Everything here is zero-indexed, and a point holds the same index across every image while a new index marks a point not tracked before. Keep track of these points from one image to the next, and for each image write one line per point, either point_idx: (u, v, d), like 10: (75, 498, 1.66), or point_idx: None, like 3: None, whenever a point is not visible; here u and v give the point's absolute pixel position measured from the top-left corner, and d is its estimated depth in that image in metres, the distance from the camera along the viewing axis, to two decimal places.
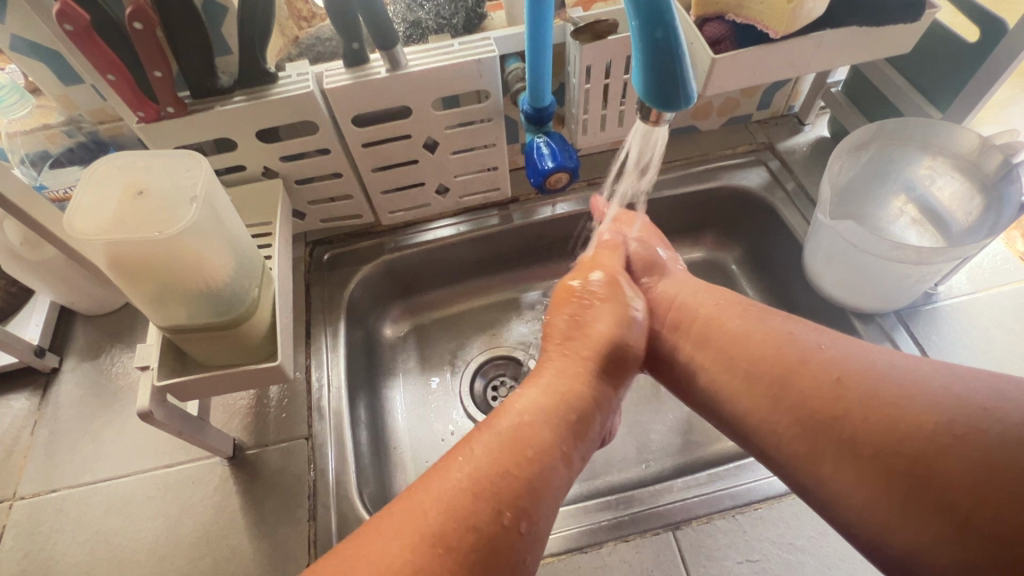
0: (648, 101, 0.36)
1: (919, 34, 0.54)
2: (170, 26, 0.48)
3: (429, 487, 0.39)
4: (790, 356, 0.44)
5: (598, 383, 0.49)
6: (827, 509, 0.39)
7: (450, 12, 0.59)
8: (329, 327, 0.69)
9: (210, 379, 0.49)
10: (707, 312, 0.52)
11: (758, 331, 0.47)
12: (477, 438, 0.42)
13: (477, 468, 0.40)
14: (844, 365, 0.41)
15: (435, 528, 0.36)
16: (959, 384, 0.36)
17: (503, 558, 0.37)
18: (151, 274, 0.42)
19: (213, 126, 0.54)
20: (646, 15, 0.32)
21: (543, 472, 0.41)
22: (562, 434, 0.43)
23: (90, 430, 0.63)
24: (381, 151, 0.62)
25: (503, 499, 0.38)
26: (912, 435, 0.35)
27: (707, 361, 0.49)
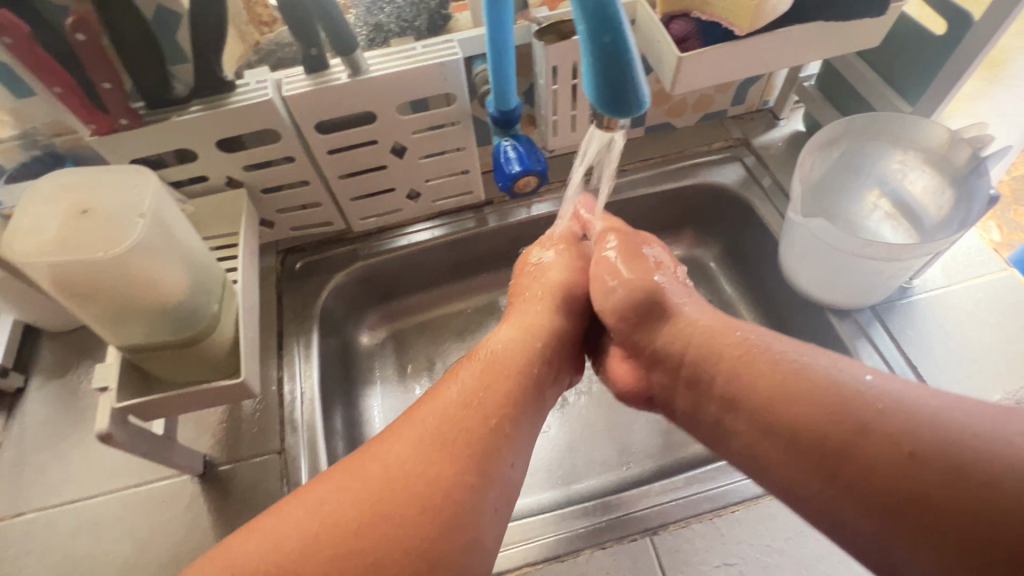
0: (600, 107, 0.35)
1: (886, 28, 0.54)
2: (118, 36, 0.46)
3: (426, 407, 0.42)
4: (828, 407, 0.38)
5: (558, 316, 0.54)
6: (826, 496, 0.36)
7: (412, 15, 0.58)
8: (302, 337, 0.67)
9: (172, 398, 0.47)
10: (732, 362, 0.44)
11: (791, 379, 0.40)
12: (460, 368, 0.46)
13: (464, 386, 0.44)
14: (859, 400, 0.37)
15: (431, 431, 0.40)
16: (958, 416, 0.34)
17: (495, 458, 0.39)
18: (101, 295, 0.41)
19: (170, 137, 0.53)
20: (592, 19, 0.32)
21: (523, 391, 0.45)
22: (536, 356, 0.48)
23: (57, 451, 0.61)
24: (348, 158, 0.61)
25: (488, 407, 0.42)
26: (901, 433, 0.35)
27: (728, 418, 0.44)
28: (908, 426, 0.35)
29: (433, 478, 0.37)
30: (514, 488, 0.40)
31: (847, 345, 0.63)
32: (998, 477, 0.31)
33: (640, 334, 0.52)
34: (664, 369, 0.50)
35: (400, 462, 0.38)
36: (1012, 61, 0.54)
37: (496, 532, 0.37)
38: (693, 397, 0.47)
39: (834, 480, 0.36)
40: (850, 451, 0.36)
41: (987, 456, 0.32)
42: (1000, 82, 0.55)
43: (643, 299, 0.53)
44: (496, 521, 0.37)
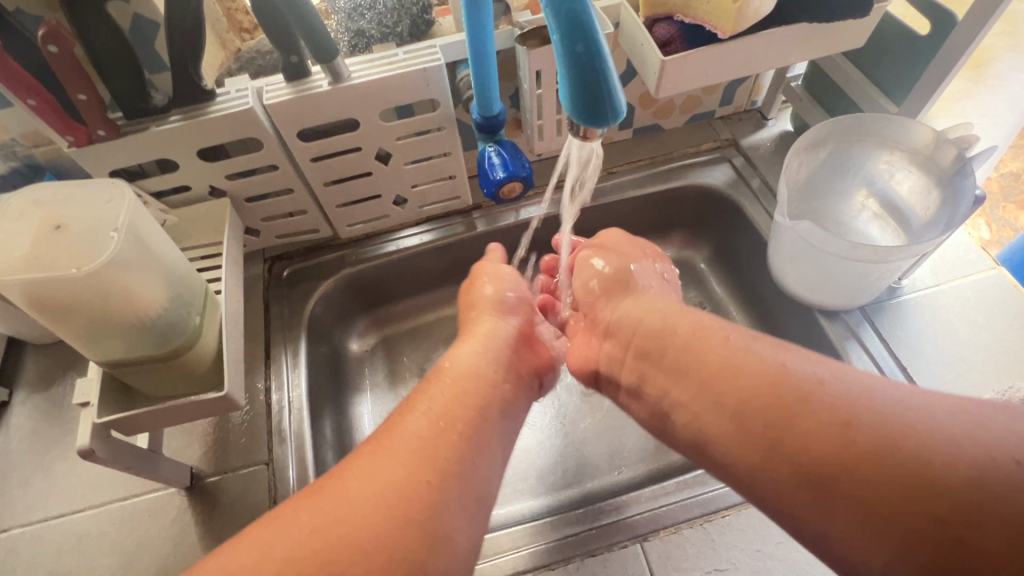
0: (576, 117, 0.35)
1: (870, 29, 0.53)
2: (92, 45, 0.45)
3: (385, 423, 0.44)
4: (778, 386, 0.40)
5: (507, 329, 0.58)
6: (777, 487, 0.38)
7: (393, 20, 0.57)
8: (289, 346, 0.67)
9: (155, 413, 0.46)
10: (683, 340, 0.48)
11: (745, 365, 0.42)
12: (426, 388, 0.48)
13: (431, 398, 0.46)
14: (807, 382, 0.39)
15: (403, 436, 0.42)
16: (915, 408, 0.35)
17: (451, 458, 0.41)
18: (76, 311, 0.40)
19: (150, 147, 0.52)
20: (565, 29, 0.31)
21: (474, 395, 0.47)
22: (500, 371, 0.52)
23: (43, 466, 0.60)
24: (332, 165, 0.61)
25: (439, 413, 0.44)
26: (838, 405, 0.37)
27: (681, 396, 0.46)
28: (845, 403, 0.37)
29: (403, 481, 0.38)
30: (478, 483, 0.42)
31: (836, 346, 0.63)
32: (930, 443, 0.33)
33: (605, 311, 0.60)
34: (616, 341, 0.56)
35: (368, 471, 0.39)
36: (996, 60, 0.54)
37: (462, 527, 0.39)
38: (639, 367, 0.52)
39: (779, 464, 0.37)
40: (794, 431, 0.37)
41: (925, 430, 0.34)
42: (985, 81, 0.55)
43: (615, 278, 0.62)
44: (461, 517, 0.39)
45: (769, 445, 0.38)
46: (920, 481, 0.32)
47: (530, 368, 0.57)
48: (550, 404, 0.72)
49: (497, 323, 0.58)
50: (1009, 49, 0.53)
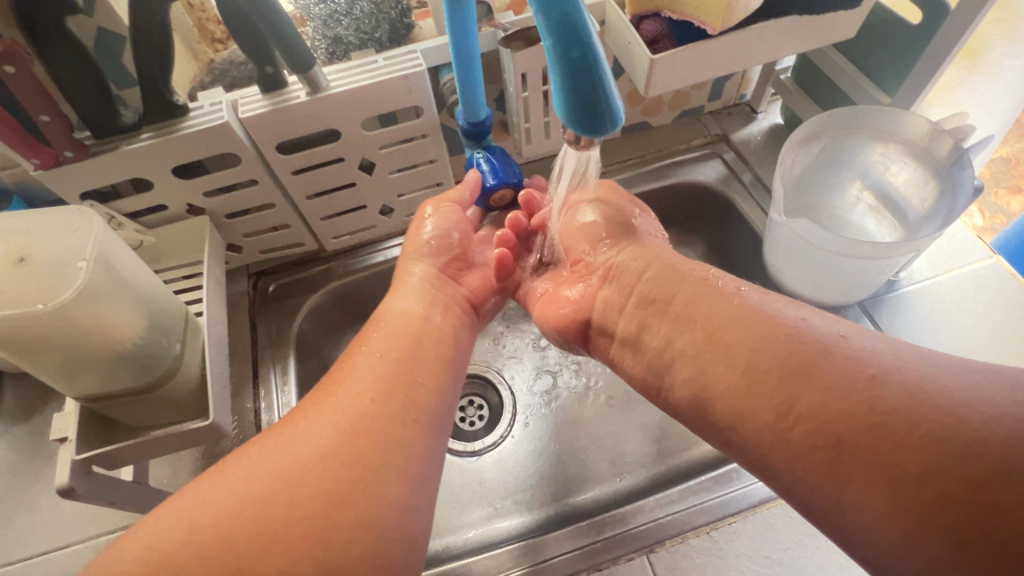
0: (573, 124, 0.36)
1: (860, 20, 0.52)
2: (53, 64, 0.43)
3: (336, 368, 0.46)
4: (808, 347, 0.38)
5: (449, 266, 0.58)
6: (790, 443, 0.36)
7: (371, 26, 0.55)
8: (278, 364, 0.65)
9: (138, 446, 0.44)
10: (691, 291, 0.46)
11: (770, 329, 0.40)
12: (363, 332, 0.50)
13: (378, 348, 0.47)
14: (832, 343, 0.37)
15: (354, 386, 0.43)
16: (948, 376, 0.33)
17: (395, 381, 0.44)
18: (48, 348, 0.38)
19: (122, 167, 0.50)
20: (559, 36, 0.32)
21: (415, 330, 0.49)
22: (434, 307, 0.53)
23: (26, 501, 0.58)
24: (314, 177, 0.59)
25: (384, 349, 0.47)
26: (863, 361, 0.35)
27: (688, 348, 0.44)
28: (868, 363, 0.35)
29: (356, 429, 0.39)
30: (425, 401, 0.44)
31: None
32: (962, 409, 0.31)
33: (602, 255, 0.55)
34: (616, 287, 0.52)
35: (312, 425, 0.40)
36: (991, 49, 0.52)
37: (412, 435, 0.41)
38: (640, 317, 0.49)
39: (794, 424, 0.36)
40: (812, 390, 0.36)
41: (953, 395, 0.32)
42: (980, 70, 0.54)
43: (613, 222, 0.57)
44: (411, 428, 0.41)
45: (785, 404, 0.36)
46: (946, 444, 0.30)
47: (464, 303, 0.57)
48: (545, 408, 0.71)
49: (431, 266, 0.57)
50: (1004, 38, 0.52)
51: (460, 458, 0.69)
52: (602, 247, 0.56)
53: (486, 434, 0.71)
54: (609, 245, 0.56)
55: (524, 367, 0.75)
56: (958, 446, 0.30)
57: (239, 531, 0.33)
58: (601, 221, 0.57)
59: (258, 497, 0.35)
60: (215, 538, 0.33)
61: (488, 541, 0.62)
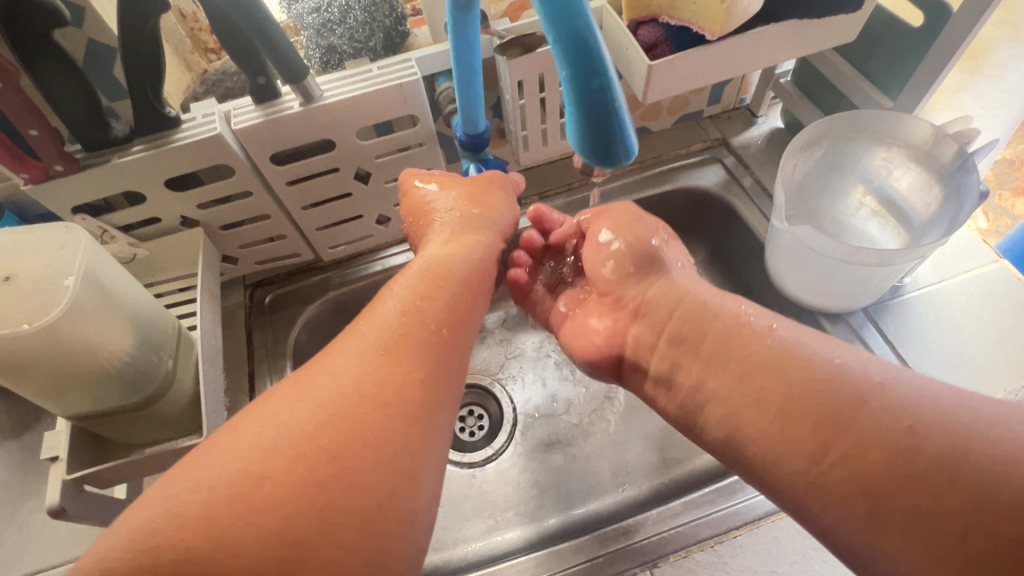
0: (589, 151, 0.40)
1: (861, 23, 0.51)
2: (41, 78, 0.42)
3: (361, 324, 0.40)
4: (847, 389, 0.36)
5: (487, 226, 0.52)
6: (829, 487, 0.34)
7: (364, 35, 0.54)
8: (275, 376, 0.64)
9: (130, 465, 0.44)
10: (724, 328, 0.45)
11: (805, 369, 0.38)
12: (393, 283, 0.44)
13: (412, 309, 0.41)
14: (870, 385, 0.36)
15: (370, 344, 0.38)
16: (994, 417, 0.32)
17: (431, 353, 0.39)
18: (34, 368, 0.37)
19: (113, 179, 0.49)
20: (576, 70, 0.36)
21: (454, 292, 0.44)
22: (473, 268, 0.47)
23: (19, 519, 0.57)
24: (309, 188, 0.58)
25: (423, 312, 0.41)
26: (900, 408, 0.34)
27: (722, 390, 0.42)
28: (908, 409, 0.34)
29: (371, 388, 0.35)
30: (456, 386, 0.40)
31: None
32: (1011, 455, 0.30)
33: (631, 290, 0.54)
34: (647, 324, 0.51)
35: (343, 397, 0.35)
36: (995, 51, 0.51)
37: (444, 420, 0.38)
38: (672, 355, 0.48)
39: (830, 466, 0.34)
40: (850, 434, 0.34)
41: (1001, 442, 0.30)
42: (983, 72, 0.53)
43: (640, 255, 0.55)
44: (443, 413, 0.38)
45: (820, 450, 0.35)
46: (992, 489, 0.29)
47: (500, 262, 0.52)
48: (547, 419, 0.70)
49: (473, 226, 0.51)
50: (1009, 40, 0.51)
51: (460, 469, 0.68)
52: (630, 282, 0.54)
53: (486, 445, 0.70)
54: (636, 280, 0.54)
55: (525, 376, 0.74)
56: (1006, 494, 0.29)
57: (254, 492, 0.30)
58: (622, 245, 0.55)
59: (274, 479, 0.30)
60: (205, 500, 0.30)
61: (488, 555, 0.61)
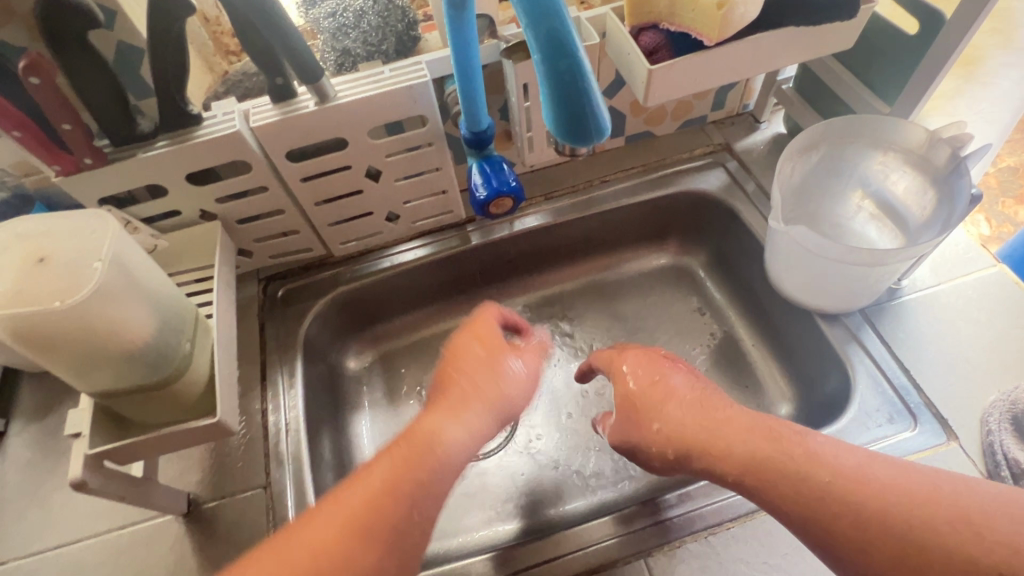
0: (569, 132, 0.43)
1: (857, 31, 0.53)
2: (75, 77, 0.45)
3: (354, 484, 0.41)
4: (836, 469, 0.39)
5: (495, 398, 0.49)
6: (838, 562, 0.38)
7: (378, 38, 0.57)
8: (286, 366, 0.67)
9: (147, 442, 0.46)
10: (733, 419, 0.46)
11: (795, 447, 0.42)
12: (388, 446, 0.44)
13: (393, 488, 0.41)
14: (853, 463, 0.40)
15: (350, 514, 0.39)
16: (956, 483, 0.37)
17: (395, 539, 0.39)
18: (62, 346, 0.39)
19: (137, 173, 0.52)
20: (547, 52, 0.39)
21: (438, 473, 0.43)
22: (465, 452, 0.46)
23: (40, 496, 0.60)
24: (322, 184, 0.60)
25: (405, 498, 0.41)
26: (896, 491, 0.38)
27: (731, 475, 0.44)
28: (894, 491, 0.37)
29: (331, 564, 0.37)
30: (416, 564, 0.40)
31: (838, 350, 0.62)
32: (990, 535, 0.34)
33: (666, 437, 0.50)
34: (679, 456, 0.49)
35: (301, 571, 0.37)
36: (987, 58, 0.53)
37: None
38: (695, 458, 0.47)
39: (835, 543, 0.38)
40: (850, 518, 0.38)
41: (977, 521, 0.35)
42: (977, 79, 0.55)
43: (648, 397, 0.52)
44: None
45: (823, 532, 0.38)
46: (974, 562, 0.34)
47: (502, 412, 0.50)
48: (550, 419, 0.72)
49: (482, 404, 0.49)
50: (1002, 47, 0.52)
51: None
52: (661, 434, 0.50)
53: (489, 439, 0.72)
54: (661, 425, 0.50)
55: None
56: (988, 568, 0.33)
57: None
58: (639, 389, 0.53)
59: None
60: None
61: (487, 545, 0.63)
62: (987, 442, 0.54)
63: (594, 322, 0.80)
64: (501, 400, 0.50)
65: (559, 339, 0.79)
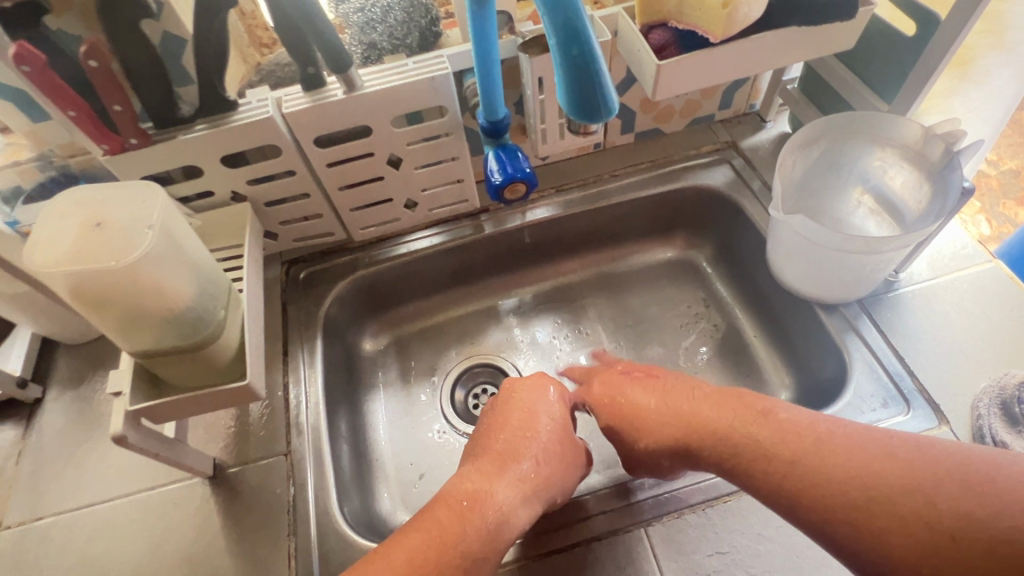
0: (580, 111, 0.47)
1: (857, 32, 0.56)
2: (126, 62, 0.49)
3: (413, 528, 0.46)
4: (799, 446, 0.44)
5: (543, 459, 0.53)
6: (812, 530, 0.42)
7: (403, 32, 0.61)
8: (306, 344, 0.70)
9: (181, 402, 0.49)
10: (706, 399, 0.52)
11: (762, 428, 0.47)
12: (438, 497, 0.49)
13: (445, 532, 0.45)
14: (813, 438, 0.44)
15: (410, 547, 0.44)
16: (903, 436, 0.42)
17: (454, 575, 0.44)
18: (112, 302, 0.43)
19: (177, 153, 0.56)
20: (562, 37, 0.42)
21: (489, 522, 0.47)
22: (516, 507, 0.49)
23: (74, 457, 0.64)
24: (346, 170, 0.64)
25: (459, 544, 0.45)
26: (853, 446, 0.42)
27: (717, 458, 0.49)
28: (851, 447, 0.42)
29: None
30: None
31: (836, 339, 0.65)
32: (942, 499, 0.37)
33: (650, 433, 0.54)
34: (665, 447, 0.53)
35: None
36: (980, 58, 0.55)
37: None
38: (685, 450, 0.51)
39: (806, 513, 0.42)
40: (815, 491, 0.42)
41: (928, 485, 0.38)
42: (971, 78, 0.57)
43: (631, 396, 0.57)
44: None
45: (796, 503, 0.43)
46: (932, 522, 0.37)
47: (548, 490, 0.52)
48: None
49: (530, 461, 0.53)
50: (994, 48, 0.55)
51: None
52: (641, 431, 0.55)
53: None
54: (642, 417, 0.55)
55: (535, 358, 0.79)
56: (941, 527, 0.36)
57: None
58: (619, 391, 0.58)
59: None
60: None
61: None
62: (976, 425, 0.56)
63: (601, 312, 0.83)
64: (548, 460, 0.54)
65: (566, 327, 0.82)
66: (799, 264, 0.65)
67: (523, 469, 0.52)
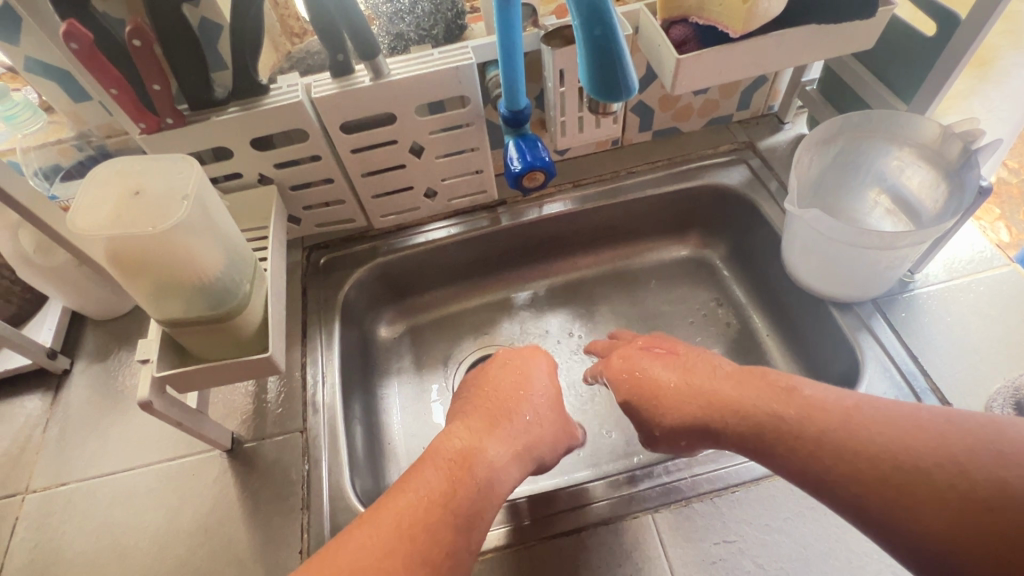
0: (603, 93, 0.48)
1: (877, 30, 0.56)
2: (167, 43, 0.52)
3: (408, 480, 0.46)
4: (824, 421, 0.44)
5: (531, 419, 0.55)
6: (839, 507, 0.42)
7: (429, 24, 0.63)
8: (324, 326, 0.72)
9: (204, 372, 0.51)
10: (734, 375, 0.53)
11: (786, 405, 0.47)
12: (428, 455, 0.49)
13: (434, 487, 0.45)
14: (839, 413, 0.44)
15: (401, 500, 0.44)
16: (938, 411, 0.41)
17: (442, 526, 0.43)
18: (146, 266, 0.45)
19: (209, 135, 0.58)
20: (586, 19, 0.44)
21: (481, 478, 0.47)
22: (507, 462, 0.50)
23: (99, 427, 0.66)
24: (369, 157, 0.66)
25: (448, 499, 0.45)
26: (883, 422, 0.42)
27: (739, 434, 0.49)
28: (881, 423, 0.42)
29: (389, 538, 0.41)
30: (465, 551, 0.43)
31: (849, 337, 0.65)
32: (979, 475, 0.36)
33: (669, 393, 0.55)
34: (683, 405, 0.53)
35: (373, 538, 0.41)
36: (1001, 59, 0.56)
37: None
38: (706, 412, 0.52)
39: (833, 492, 0.42)
40: (838, 464, 0.42)
41: (965, 458, 0.37)
42: (991, 79, 0.58)
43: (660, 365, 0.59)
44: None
45: (825, 481, 0.42)
46: (969, 495, 0.36)
47: (537, 450, 0.54)
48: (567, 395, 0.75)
49: (519, 422, 0.54)
50: (1013, 48, 0.55)
51: None
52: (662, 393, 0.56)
53: None
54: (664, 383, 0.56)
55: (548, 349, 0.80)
56: (978, 501, 0.36)
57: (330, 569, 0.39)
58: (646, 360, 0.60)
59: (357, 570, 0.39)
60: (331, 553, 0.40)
61: None
62: None
63: (614, 306, 0.83)
64: (535, 422, 0.55)
65: (578, 320, 0.83)
66: (818, 256, 0.65)
67: (515, 428, 0.53)
